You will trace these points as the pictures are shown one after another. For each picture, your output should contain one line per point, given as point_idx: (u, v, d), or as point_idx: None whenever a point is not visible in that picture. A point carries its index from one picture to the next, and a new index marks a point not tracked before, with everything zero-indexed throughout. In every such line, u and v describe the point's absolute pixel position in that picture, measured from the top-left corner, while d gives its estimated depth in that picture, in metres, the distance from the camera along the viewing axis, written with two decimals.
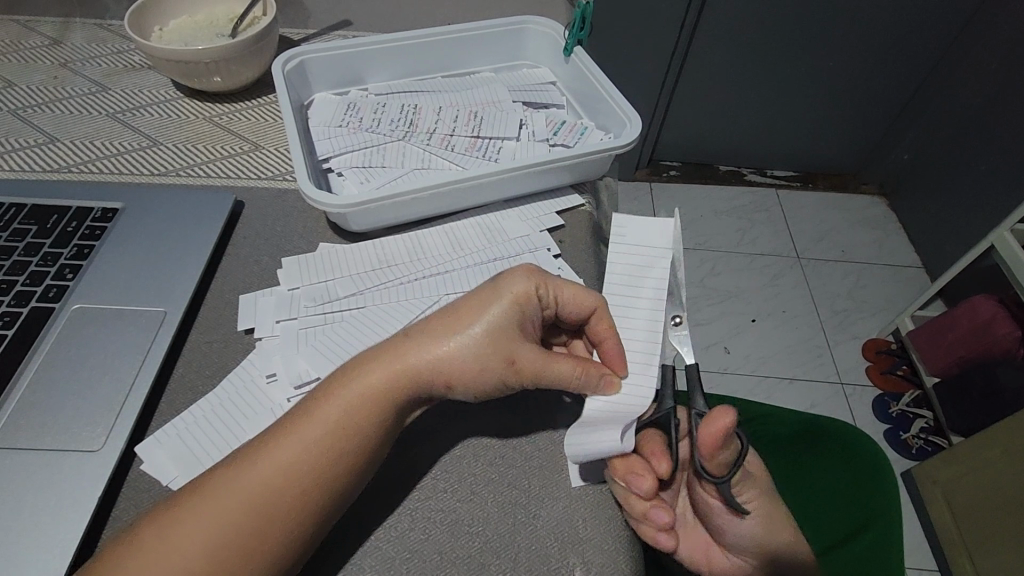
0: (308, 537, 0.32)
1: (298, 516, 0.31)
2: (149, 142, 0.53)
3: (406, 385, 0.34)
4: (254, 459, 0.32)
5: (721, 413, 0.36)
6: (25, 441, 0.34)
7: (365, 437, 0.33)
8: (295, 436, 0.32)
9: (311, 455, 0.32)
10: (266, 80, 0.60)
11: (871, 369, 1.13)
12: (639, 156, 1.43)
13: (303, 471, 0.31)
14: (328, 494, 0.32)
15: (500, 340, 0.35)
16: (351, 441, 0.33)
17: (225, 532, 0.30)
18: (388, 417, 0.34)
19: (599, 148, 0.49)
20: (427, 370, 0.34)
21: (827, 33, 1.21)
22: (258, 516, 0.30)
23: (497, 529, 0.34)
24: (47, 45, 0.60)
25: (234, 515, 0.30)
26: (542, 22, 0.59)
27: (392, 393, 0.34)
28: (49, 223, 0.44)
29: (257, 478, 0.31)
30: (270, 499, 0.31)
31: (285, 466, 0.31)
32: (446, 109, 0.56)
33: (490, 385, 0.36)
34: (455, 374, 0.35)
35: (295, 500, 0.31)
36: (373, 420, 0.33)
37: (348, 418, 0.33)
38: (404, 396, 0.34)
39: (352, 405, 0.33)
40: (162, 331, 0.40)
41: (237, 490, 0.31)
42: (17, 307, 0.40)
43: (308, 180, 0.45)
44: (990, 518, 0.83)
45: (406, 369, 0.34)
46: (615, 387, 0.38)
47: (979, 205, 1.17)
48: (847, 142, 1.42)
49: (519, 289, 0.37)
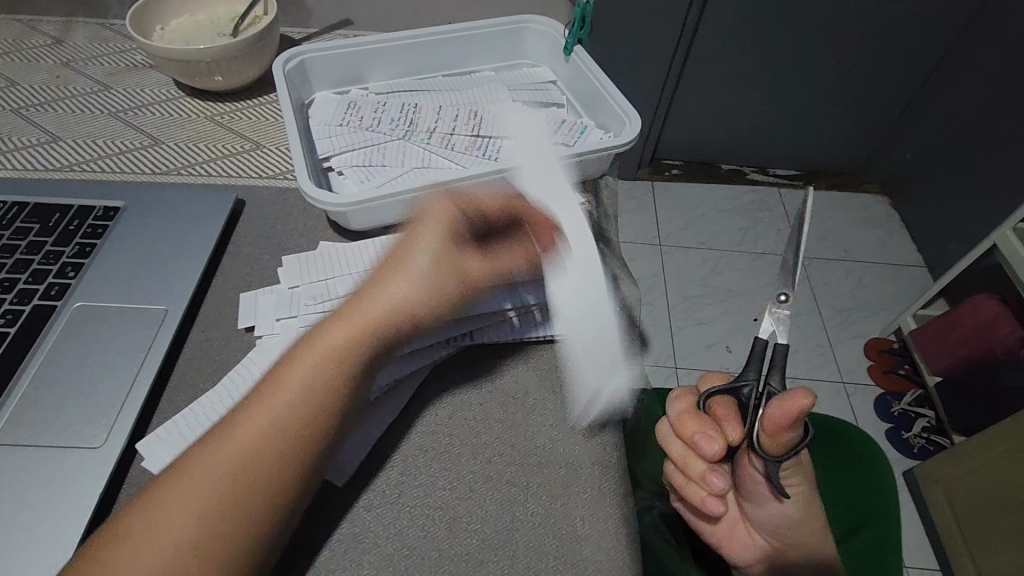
0: (302, 491, 0.33)
1: (284, 470, 0.32)
2: (151, 141, 0.53)
3: (365, 330, 0.35)
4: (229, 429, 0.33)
5: (799, 396, 0.37)
6: (27, 438, 0.35)
7: (333, 386, 0.34)
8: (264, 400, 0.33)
9: (280, 410, 0.33)
10: (267, 79, 0.60)
11: (874, 368, 1.13)
12: (641, 155, 1.43)
13: (276, 428, 0.33)
14: (304, 444, 0.33)
15: (444, 272, 0.36)
16: (320, 390, 0.34)
17: (216, 505, 0.31)
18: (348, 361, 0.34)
19: (597, 149, 0.50)
20: (381, 315, 0.35)
21: (830, 30, 1.20)
22: (245, 475, 0.32)
23: (495, 526, 0.35)
24: (50, 45, 0.60)
25: (225, 487, 0.31)
26: (542, 22, 0.60)
27: (353, 344, 0.34)
28: (51, 222, 0.44)
29: (236, 441, 0.32)
30: (254, 463, 0.32)
31: (259, 428, 0.33)
32: (446, 109, 0.56)
33: (441, 309, 0.37)
34: (410, 314, 0.36)
35: (275, 456, 0.32)
36: (331, 366, 0.34)
37: (313, 371, 0.34)
38: (363, 343, 0.35)
39: (314, 358, 0.34)
40: (163, 329, 0.40)
41: (218, 463, 0.32)
42: (19, 306, 0.40)
43: (308, 180, 0.45)
44: (991, 517, 0.83)
45: (357, 316, 0.35)
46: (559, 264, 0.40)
47: (981, 204, 1.17)
48: (850, 140, 1.42)
49: (440, 210, 0.37)
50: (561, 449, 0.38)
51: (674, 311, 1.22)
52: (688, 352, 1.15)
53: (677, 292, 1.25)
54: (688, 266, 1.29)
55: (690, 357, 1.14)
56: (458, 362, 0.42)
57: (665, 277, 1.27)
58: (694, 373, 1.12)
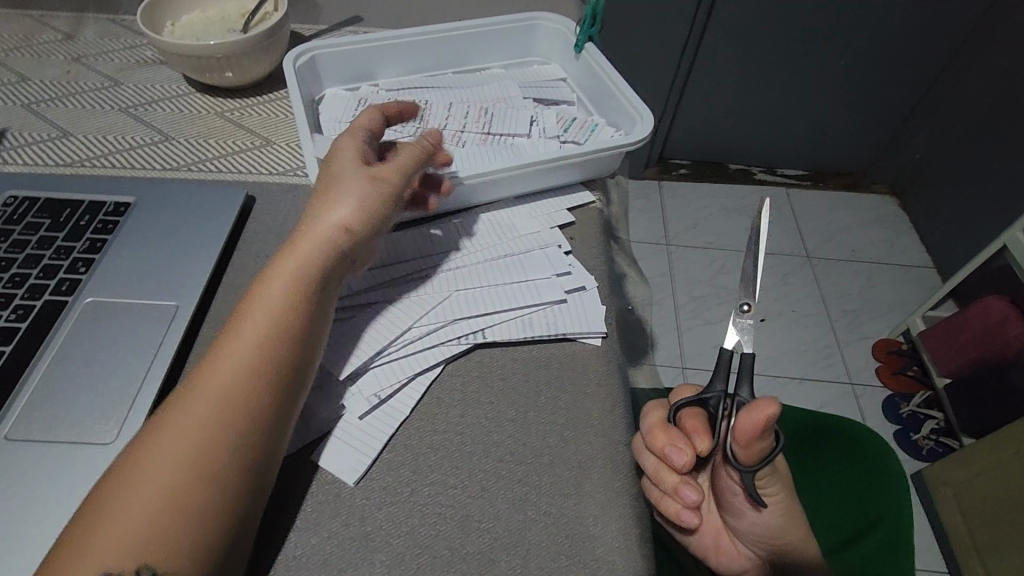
0: (271, 434, 0.33)
1: (248, 415, 0.32)
2: (161, 137, 0.53)
3: (302, 262, 0.36)
4: (184, 392, 0.32)
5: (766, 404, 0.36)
6: (38, 433, 0.34)
7: (283, 326, 0.34)
8: (216, 357, 0.33)
9: (237, 358, 0.33)
10: (277, 76, 0.60)
11: (882, 370, 1.12)
12: (648, 154, 1.42)
13: (234, 374, 0.32)
14: (266, 391, 0.33)
15: (368, 184, 0.38)
16: (269, 331, 0.34)
17: (184, 459, 0.30)
18: (297, 294, 0.35)
19: (610, 145, 0.49)
20: (316, 243, 0.36)
21: (840, 29, 1.19)
22: (210, 430, 0.31)
23: (508, 526, 0.34)
24: (60, 40, 0.60)
25: (193, 443, 0.30)
26: (553, 19, 0.59)
27: (296, 279, 0.35)
28: (62, 218, 0.44)
29: (196, 399, 0.32)
30: (217, 413, 0.31)
31: (216, 380, 0.32)
32: (457, 105, 0.56)
33: (378, 220, 0.38)
34: (348, 231, 0.37)
35: (239, 399, 0.32)
36: (280, 301, 0.34)
37: (260, 316, 0.34)
38: (310, 274, 0.36)
39: (258, 307, 0.34)
40: (173, 325, 0.40)
41: (180, 423, 0.31)
42: (31, 301, 0.40)
43: (319, 176, 0.45)
44: (1001, 519, 0.83)
45: (291, 250, 0.36)
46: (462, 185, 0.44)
47: (991, 204, 1.16)
48: (859, 140, 1.41)
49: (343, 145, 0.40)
50: (573, 448, 0.38)
51: (681, 311, 1.21)
52: (695, 352, 1.14)
53: (684, 292, 1.24)
54: (695, 266, 1.28)
55: (697, 357, 1.14)
56: (469, 362, 0.42)
57: (672, 277, 1.26)
58: (700, 373, 1.11)
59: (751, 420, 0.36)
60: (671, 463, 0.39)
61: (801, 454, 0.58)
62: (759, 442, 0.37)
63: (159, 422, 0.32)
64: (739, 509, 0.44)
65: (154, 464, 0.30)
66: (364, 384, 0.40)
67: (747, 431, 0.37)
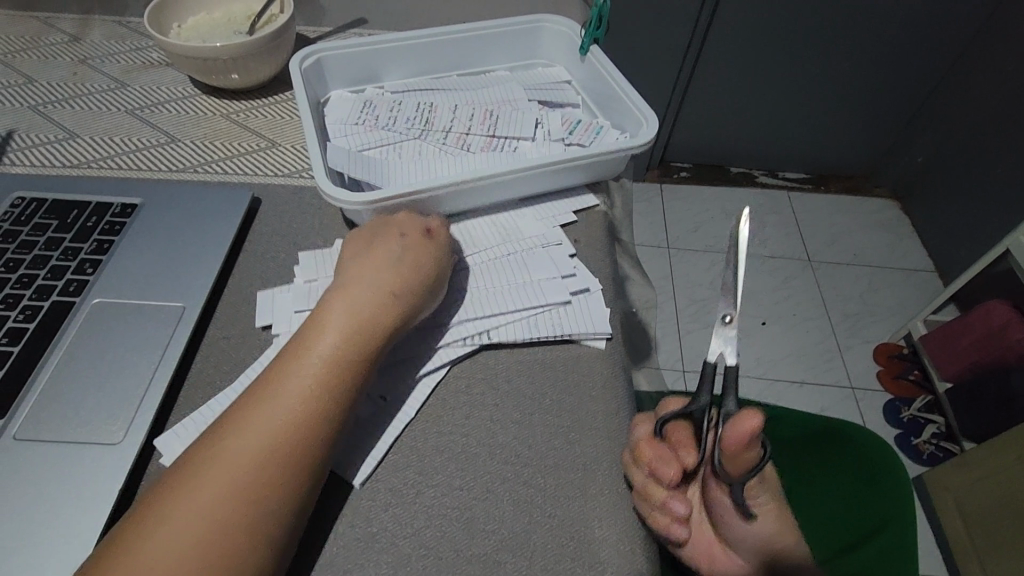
0: (326, 463, 0.33)
1: (311, 444, 0.32)
2: (167, 139, 0.53)
3: (351, 321, 0.35)
4: (248, 411, 0.32)
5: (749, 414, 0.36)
6: (46, 434, 0.35)
7: (328, 385, 0.33)
8: (284, 382, 0.33)
9: (281, 415, 0.32)
10: (283, 78, 0.60)
11: (883, 373, 1.12)
12: (649, 157, 1.42)
13: (304, 404, 0.32)
14: (303, 452, 0.32)
15: (434, 257, 0.40)
16: (314, 388, 0.33)
17: (246, 482, 0.30)
18: (366, 332, 0.35)
19: (615, 148, 0.49)
20: (366, 305, 0.36)
21: (843, 32, 1.20)
22: (242, 485, 0.30)
23: (512, 527, 0.35)
24: (67, 42, 0.61)
25: (224, 502, 0.29)
26: (558, 22, 0.59)
27: (346, 340, 0.34)
28: (69, 219, 0.44)
29: (232, 451, 0.30)
30: (282, 441, 0.31)
31: (255, 434, 0.31)
32: (462, 108, 0.56)
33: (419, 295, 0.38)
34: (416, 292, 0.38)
35: (306, 430, 0.32)
36: (351, 336, 0.35)
37: (306, 370, 0.33)
38: (380, 312, 0.36)
39: (303, 359, 0.33)
40: (180, 326, 0.40)
41: (242, 444, 0.31)
42: (38, 301, 0.40)
43: (324, 177, 0.45)
44: (1000, 521, 0.83)
45: (362, 285, 0.37)
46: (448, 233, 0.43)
47: (993, 209, 1.16)
48: (860, 144, 1.41)
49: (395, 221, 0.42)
50: (578, 451, 0.38)
51: (683, 313, 1.21)
52: (696, 355, 1.15)
53: (685, 294, 1.24)
54: (697, 269, 1.28)
55: (698, 360, 1.14)
56: (475, 364, 0.42)
57: (674, 279, 1.27)
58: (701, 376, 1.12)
59: (741, 428, 0.36)
60: (659, 478, 0.36)
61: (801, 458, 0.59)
62: (745, 453, 0.37)
63: (218, 438, 0.31)
64: (728, 523, 0.42)
65: (214, 483, 0.29)
66: (370, 384, 0.40)
67: (734, 441, 0.36)
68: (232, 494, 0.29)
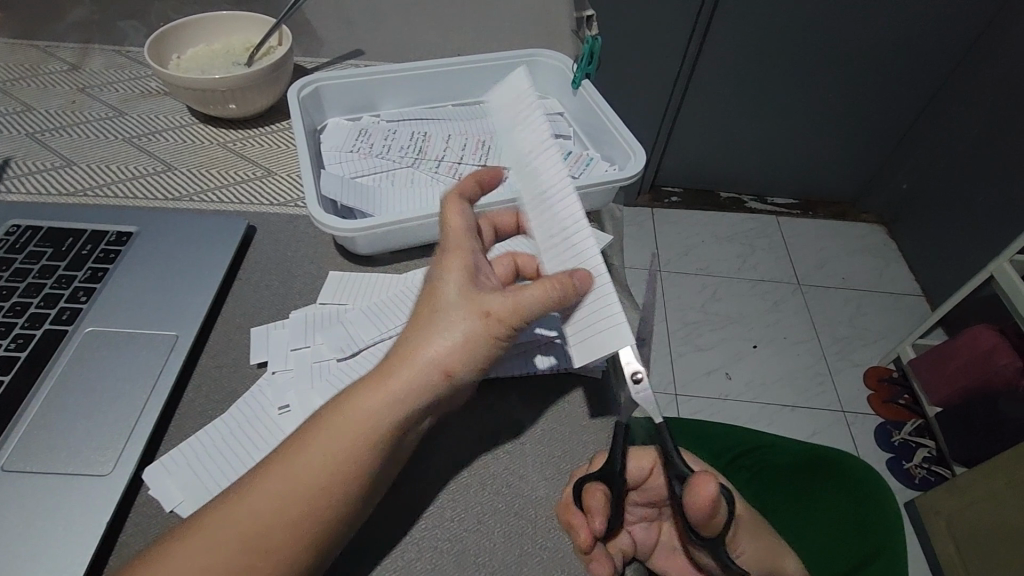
0: (351, 522, 0.33)
1: (326, 519, 0.31)
2: (163, 167, 0.54)
3: (392, 386, 0.32)
4: (275, 474, 0.31)
5: (705, 485, 0.33)
6: (33, 465, 0.34)
7: (357, 448, 0.31)
8: (308, 451, 0.31)
9: (310, 472, 0.31)
10: (280, 107, 0.61)
11: (874, 397, 1.13)
12: (640, 182, 1.45)
13: (323, 481, 0.31)
14: (327, 510, 0.31)
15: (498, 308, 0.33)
16: (344, 451, 0.31)
17: (251, 557, 0.30)
18: (394, 411, 0.32)
19: (604, 180, 0.50)
20: (413, 370, 0.32)
21: (826, 64, 1.23)
22: (267, 537, 0.30)
23: (504, 559, 0.34)
24: (66, 71, 0.62)
25: (247, 552, 0.30)
26: (551, 55, 0.61)
27: (387, 404, 0.32)
28: (64, 247, 0.45)
29: (258, 503, 0.31)
30: (304, 508, 0.31)
31: (285, 490, 0.31)
32: (456, 138, 0.58)
33: (483, 359, 0.33)
34: (456, 369, 0.32)
35: (331, 497, 0.31)
36: (375, 418, 0.31)
37: (337, 430, 0.31)
38: (411, 393, 0.32)
39: (336, 420, 0.32)
40: (173, 356, 0.40)
41: (268, 505, 0.31)
42: (30, 329, 0.40)
43: (316, 204, 0.46)
44: (995, 547, 0.82)
45: (408, 352, 0.32)
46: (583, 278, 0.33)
47: (979, 234, 1.18)
48: (847, 171, 1.44)
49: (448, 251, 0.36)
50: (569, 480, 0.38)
51: (674, 337, 1.22)
52: (688, 379, 1.15)
53: (677, 318, 1.25)
54: (688, 293, 1.30)
55: (691, 384, 1.14)
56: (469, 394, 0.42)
57: (665, 303, 1.28)
58: (694, 400, 1.12)
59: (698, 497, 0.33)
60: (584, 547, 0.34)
61: (800, 480, 0.60)
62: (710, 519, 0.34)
63: (244, 491, 0.31)
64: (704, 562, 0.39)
65: (235, 541, 0.30)
66: None
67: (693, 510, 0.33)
68: (254, 544, 0.30)
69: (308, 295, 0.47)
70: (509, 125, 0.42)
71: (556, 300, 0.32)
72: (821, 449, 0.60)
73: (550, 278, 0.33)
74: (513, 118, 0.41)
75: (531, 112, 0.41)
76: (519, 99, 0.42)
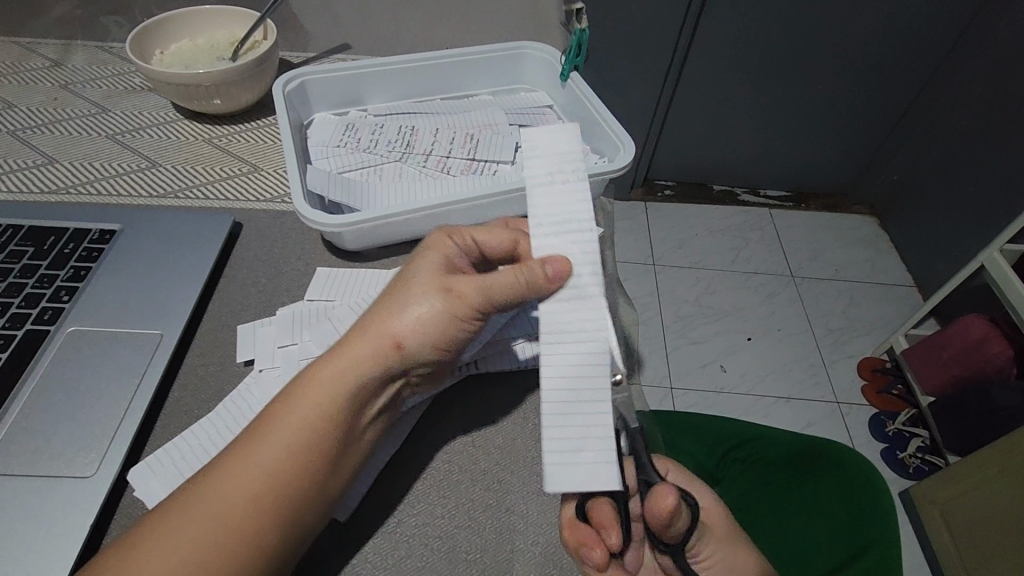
0: (321, 501, 0.32)
1: (295, 493, 0.31)
2: (148, 164, 0.53)
3: (354, 355, 0.33)
4: (247, 448, 0.31)
5: (665, 491, 0.34)
6: (15, 468, 0.34)
7: (325, 418, 0.32)
8: (279, 420, 0.32)
9: (280, 443, 0.31)
10: (266, 103, 0.61)
11: (868, 387, 1.13)
12: (633, 176, 1.45)
13: (291, 450, 0.31)
14: (298, 483, 0.31)
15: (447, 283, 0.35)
16: (311, 419, 0.32)
17: (223, 535, 0.29)
18: (356, 379, 0.33)
19: (593, 172, 0.50)
20: (375, 343, 0.33)
21: (816, 56, 1.23)
22: (237, 512, 0.30)
23: (496, 556, 0.34)
24: (47, 67, 0.61)
25: (217, 527, 0.29)
26: (539, 47, 0.60)
27: (353, 375, 0.33)
28: (46, 245, 0.44)
29: (230, 478, 0.31)
30: (276, 482, 0.31)
31: (255, 461, 0.31)
32: (443, 131, 0.57)
33: (444, 338, 0.34)
34: (412, 341, 0.34)
35: (301, 469, 0.31)
36: (337, 388, 0.32)
37: (305, 400, 0.32)
38: (365, 362, 0.33)
39: (306, 391, 0.32)
40: (158, 354, 0.40)
41: (240, 478, 0.30)
42: (12, 330, 0.39)
43: (303, 200, 0.46)
44: (988, 538, 0.83)
45: (371, 330, 0.34)
46: (563, 268, 0.32)
47: (970, 225, 1.18)
48: (839, 163, 1.45)
49: (432, 242, 0.38)
50: None
51: (669, 330, 1.22)
52: (683, 372, 1.15)
53: (671, 311, 1.25)
54: (682, 285, 1.30)
55: (685, 377, 1.14)
56: (458, 391, 0.42)
57: (660, 296, 1.28)
58: (689, 392, 1.12)
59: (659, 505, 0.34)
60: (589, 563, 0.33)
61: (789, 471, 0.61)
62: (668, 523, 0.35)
63: (219, 466, 0.31)
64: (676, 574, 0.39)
65: (205, 515, 0.30)
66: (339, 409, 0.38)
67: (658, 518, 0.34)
68: (224, 520, 0.30)
69: (295, 292, 0.46)
70: (538, 179, 0.34)
71: (524, 281, 0.32)
72: (808, 441, 0.61)
73: (523, 268, 0.32)
74: (548, 175, 0.34)
75: (571, 178, 0.34)
76: (555, 153, 0.35)
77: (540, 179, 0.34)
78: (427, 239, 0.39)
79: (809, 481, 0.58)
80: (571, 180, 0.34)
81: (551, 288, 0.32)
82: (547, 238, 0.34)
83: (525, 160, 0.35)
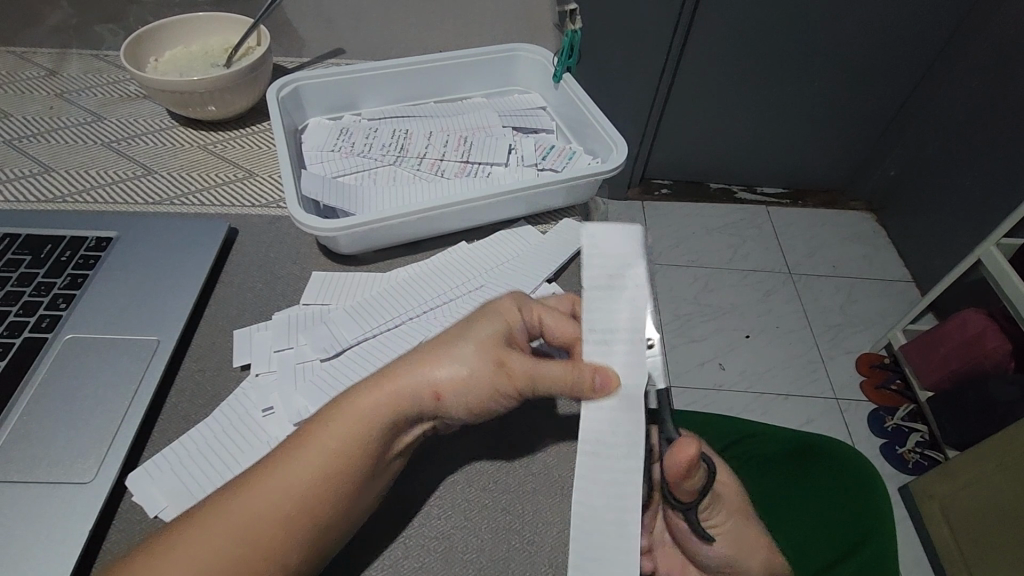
0: (337, 530, 0.32)
1: (313, 519, 0.31)
2: (143, 172, 0.53)
3: (388, 395, 0.33)
4: (273, 468, 0.32)
5: (688, 442, 0.34)
6: (15, 475, 0.34)
7: (351, 450, 0.32)
8: (306, 446, 0.32)
9: (304, 470, 0.31)
10: (260, 108, 0.61)
11: (866, 383, 1.14)
12: (630, 175, 1.45)
13: (314, 478, 0.31)
14: (317, 510, 0.31)
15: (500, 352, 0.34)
16: (335, 449, 0.32)
17: (238, 552, 0.30)
18: (386, 420, 0.32)
19: (587, 173, 0.50)
20: (414, 390, 0.33)
21: (810, 53, 1.23)
22: (255, 531, 0.30)
23: (492, 555, 0.34)
24: (43, 76, 0.61)
25: (235, 543, 0.30)
26: (532, 49, 0.60)
27: (384, 418, 0.32)
28: (43, 253, 0.44)
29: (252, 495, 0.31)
30: (296, 509, 0.31)
31: (278, 483, 0.31)
32: (438, 134, 0.57)
33: (482, 398, 0.34)
34: (452, 396, 0.33)
35: (323, 499, 0.31)
36: (366, 426, 0.32)
37: (333, 429, 0.32)
38: (399, 407, 0.33)
39: (336, 421, 0.32)
40: (155, 360, 0.40)
41: (262, 498, 0.31)
42: (10, 338, 0.40)
43: (298, 205, 0.46)
44: (983, 529, 0.84)
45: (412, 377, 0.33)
46: (612, 386, 0.28)
47: (967, 219, 1.19)
48: (835, 160, 1.45)
49: (497, 303, 0.37)
50: (556, 474, 0.38)
51: (668, 329, 1.22)
52: (682, 370, 1.15)
53: (670, 310, 1.26)
54: (680, 284, 1.30)
55: (684, 376, 1.15)
56: None
57: (658, 295, 1.28)
58: (688, 391, 1.12)
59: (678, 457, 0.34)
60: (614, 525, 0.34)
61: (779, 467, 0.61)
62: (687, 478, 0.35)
63: (245, 480, 0.32)
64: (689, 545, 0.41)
65: (225, 531, 0.30)
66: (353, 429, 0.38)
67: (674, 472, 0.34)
68: (241, 537, 0.30)
69: (291, 296, 0.46)
70: (597, 288, 0.28)
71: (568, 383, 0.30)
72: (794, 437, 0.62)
73: (573, 369, 0.29)
74: (609, 279, 0.28)
75: (635, 284, 0.28)
76: (621, 254, 0.28)
77: (600, 287, 0.28)
78: (497, 300, 0.38)
79: (801, 481, 0.59)
80: (634, 291, 0.28)
81: (591, 398, 0.29)
82: (601, 361, 0.29)
83: (586, 257, 0.28)
